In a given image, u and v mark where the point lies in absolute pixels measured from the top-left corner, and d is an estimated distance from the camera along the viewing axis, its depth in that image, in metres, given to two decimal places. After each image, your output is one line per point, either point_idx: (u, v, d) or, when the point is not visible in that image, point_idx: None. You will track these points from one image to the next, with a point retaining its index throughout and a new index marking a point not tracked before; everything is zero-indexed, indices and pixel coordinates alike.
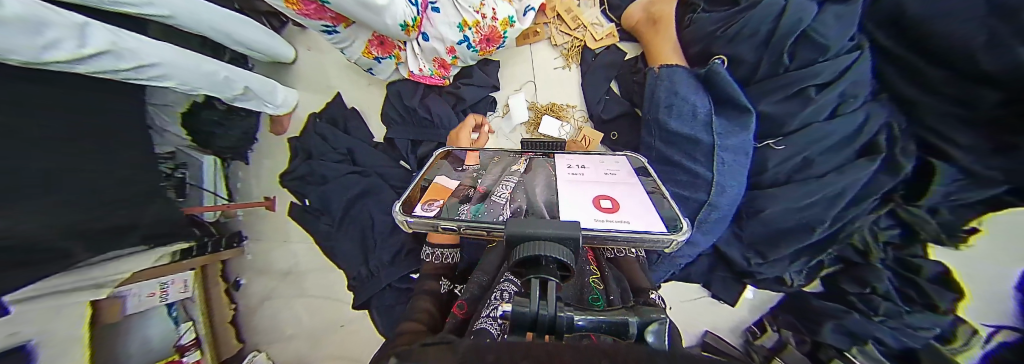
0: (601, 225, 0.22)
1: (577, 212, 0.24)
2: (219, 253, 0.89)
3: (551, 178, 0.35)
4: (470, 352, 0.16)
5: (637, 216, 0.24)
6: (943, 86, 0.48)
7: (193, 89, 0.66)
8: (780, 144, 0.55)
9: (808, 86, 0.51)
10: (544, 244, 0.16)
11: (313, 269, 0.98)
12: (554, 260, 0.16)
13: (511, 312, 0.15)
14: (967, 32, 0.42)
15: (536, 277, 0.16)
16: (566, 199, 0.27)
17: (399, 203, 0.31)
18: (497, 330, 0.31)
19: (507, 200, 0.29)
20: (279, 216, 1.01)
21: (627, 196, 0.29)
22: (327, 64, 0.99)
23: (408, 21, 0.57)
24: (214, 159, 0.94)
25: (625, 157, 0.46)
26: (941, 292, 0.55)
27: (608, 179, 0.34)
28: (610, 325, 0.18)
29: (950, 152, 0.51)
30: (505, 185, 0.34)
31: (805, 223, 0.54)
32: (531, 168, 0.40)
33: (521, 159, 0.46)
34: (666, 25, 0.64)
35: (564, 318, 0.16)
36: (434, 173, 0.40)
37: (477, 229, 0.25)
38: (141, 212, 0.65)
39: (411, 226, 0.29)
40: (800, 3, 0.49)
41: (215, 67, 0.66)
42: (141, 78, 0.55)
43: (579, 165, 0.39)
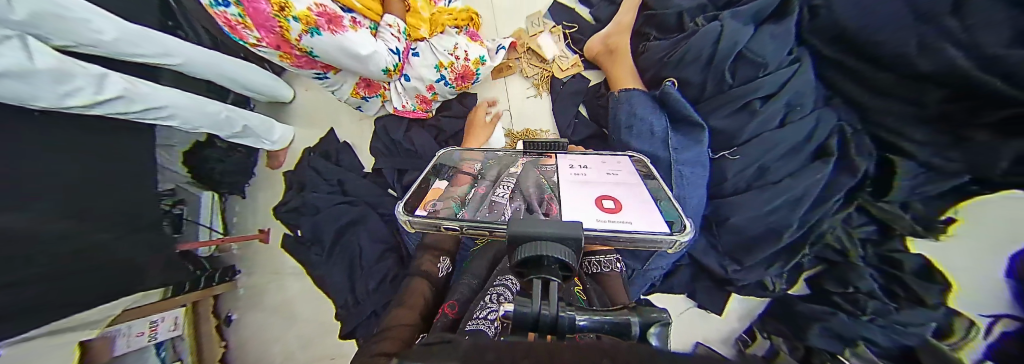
0: (603, 225, 0.23)
1: (580, 213, 0.25)
2: (212, 288, 0.91)
3: (544, 180, 0.37)
4: (473, 350, 0.13)
5: (638, 216, 0.25)
6: (894, 89, 0.53)
7: (195, 127, 0.72)
8: (734, 155, 0.58)
9: (752, 99, 0.56)
10: (545, 245, 0.17)
11: (304, 301, 0.98)
12: (554, 261, 0.17)
13: (512, 312, 0.14)
14: None
15: (538, 276, 0.16)
16: (570, 200, 0.29)
17: (402, 203, 0.32)
18: (494, 330, 0.34)
19: (507, 200, 0.31)
20: (272, 248, 1.03)
21: (629, 197, 0.31)
22: (322, 104, 1.06)
23: (390, 67, 0.65)
24: (213, 195, 0.99)
25: (627, 157, 0.50)
26: (927, 286, 0.55)
27: (611, 179, 0.36)
28: (612, 327, 0.17)
29: (907, 146, 0.56)
30: (503, 186, 0.36)
31: (773, 228, 0.55)
32: (526, 170, 0.42)
33: (519, 160, 0.48)
34: (622, 55, 0.70)
35: (566, 318, 0.15)
36: (433, 177, 0.42)
37: (479, 229, 0.26)
38: (151, 245, 0.69)
39: (413, 226, 0.29)
40: (733, 30, 0.56)
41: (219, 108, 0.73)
42: (150, 119, 0.62)
43: (583, 165, 0.43)
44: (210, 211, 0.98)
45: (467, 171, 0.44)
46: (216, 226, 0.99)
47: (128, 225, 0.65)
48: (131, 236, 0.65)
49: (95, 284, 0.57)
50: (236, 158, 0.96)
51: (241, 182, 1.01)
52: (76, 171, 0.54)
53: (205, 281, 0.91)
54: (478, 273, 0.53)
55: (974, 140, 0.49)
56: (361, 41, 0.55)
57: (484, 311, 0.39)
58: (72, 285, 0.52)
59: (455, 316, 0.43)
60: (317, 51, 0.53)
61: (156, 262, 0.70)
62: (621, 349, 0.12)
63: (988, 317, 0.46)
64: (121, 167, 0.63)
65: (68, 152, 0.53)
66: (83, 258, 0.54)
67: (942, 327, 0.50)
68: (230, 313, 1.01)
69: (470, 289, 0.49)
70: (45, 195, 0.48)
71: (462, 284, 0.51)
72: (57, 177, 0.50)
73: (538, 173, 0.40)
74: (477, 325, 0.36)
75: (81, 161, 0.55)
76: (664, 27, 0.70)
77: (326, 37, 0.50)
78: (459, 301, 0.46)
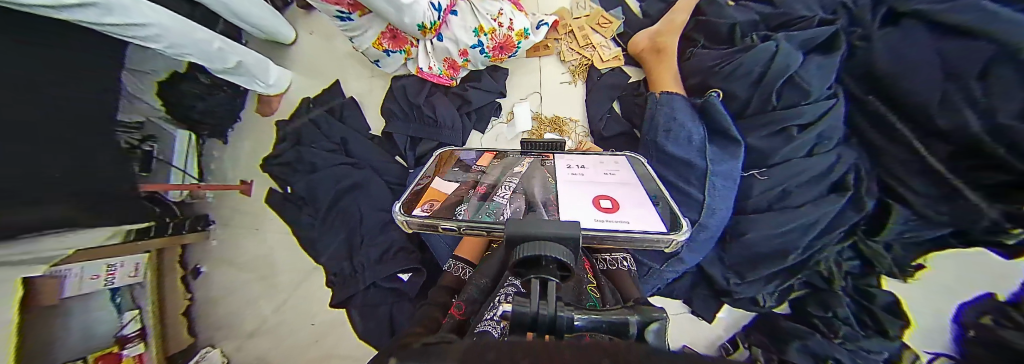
0: (601, 225, 0.22)
1: (578, 212, 0.24)
2: (180, 236, 0.82)
3: (547, 178, 0.35)
4: (469, 350, 0.14)
5: (636, 216, 0.25)
6: (906, 138, 0.56)
7: (180, 55, 0.60)
8: (763, 175, 0.60)
9: (791, 124, 0.58)
10: (547, 244, 0.16)
11: (288, 261, 0.91)
12: (554, 261, 0.16)
13: (511, 311, 0.15)
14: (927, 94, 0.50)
15: (536, 277, 0.16)
16: (568, 199, 0.28)
17: (398, 204, 0.30)
18: (498, 332, 0.31)
19: (507, 200, 0.29)
20: (254, 202, 0.95)
21: (627, 197, 0.30)
22: (327, 52, 0.96)
23: (426, 24, 0.58)
24: (188, 134, 0.86)
25: (624, 157, 0.48)
26: (892, 319, 0.61)
27: (606, 179, 0.35)
28: (611, 327, 0.18)
29: (905, 195, 0.58)
30: (505, 186, 0.33)
31: (780, 249, 0.58)
32: (532, 169, 0.40)
33: (523, 159, 0.46)
34: (669, 55, 0.70)
35: (565, 318, 0.15)
36: (434, 176, 0.39)
37: (477, 229, 0.24)
38: (105, 180, 0.59)
39: (410, 226, 0.28)
40: (788, 54, 0.57)
41: (210, 36, 0.62)
42: (126, 36, 0.51)
43: (579, 165, 0.41)
44: (184, 151, 0.85)
45: (475, 167, 0.43)
46: (191, 171, 0.88)
47: (86, 152, 0.55)
48: (88, 170, 0.55)
49: (47, 220, 0.49)
50: (218, 97, 0.84)
51: (222, 125, 0.89)
52: (49, 86, 0.45)
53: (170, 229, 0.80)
54: (487, 271, 0.50)
55: (963, 199, 0.53)
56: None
57: (490, 312, 0.37)
58: (24, 217, 0.44)
59: (462, 317, 0.41)
60: None
61: (103, 201, 0.61)
62: (628, 349, 0.11)
63: (930, 354, 0.59)
64: (91, 78, 0.52)
65: (39, 61, 0.43)
66: (38, 186, 0.46)
67: (893, 356, 0.59)
68: (199, 265, 0.93)
69: (478, 290, 0.47)
70: (11, 110, 0.40)
71: (472, 283, 0.49)
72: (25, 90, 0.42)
73: (542, 171, 0.38)
74: (484, 326, 0.34)
75: (54, 70, 0.45)
76: (716, 38, 0.71)
77: None
78: (467, 301, 0.45)
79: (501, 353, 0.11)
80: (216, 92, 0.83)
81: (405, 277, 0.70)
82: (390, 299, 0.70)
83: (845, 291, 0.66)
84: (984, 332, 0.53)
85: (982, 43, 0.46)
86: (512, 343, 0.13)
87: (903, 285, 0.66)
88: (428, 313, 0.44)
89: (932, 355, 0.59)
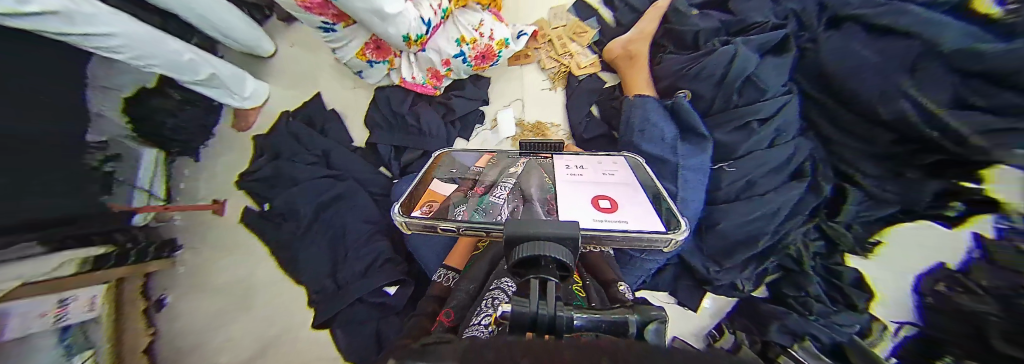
0: (601, 225, 0.24)
1: (577, 212, 0.26)
2: (145, 264, 0.75)
3: (545, 178, 0.36)
4: (470, 349, 0.14)
5: (635, 216, 0.26)
6: (852, 127, 0.64)
7: (150, 66, 0.59)
8: (731, 166, 0.65)
9: (751, 120, 0.64)
10: (546, 244, 0.18)
11: (267, 282, 0.87)
12: (553, 261, 0.17)
13: (511, 311, 0.15)
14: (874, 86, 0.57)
15: (537, 277, 0.17)
16: (568, 199, 0.29)
17: (398, 206, 0.31)
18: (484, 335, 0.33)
19: (504, 200, 0.30)
20: (228, 222, 0.90)
21: (626, 197, 0.31)
22: (311, 67, 0.95)
23: (412, 36, 0.60)
24: (155, 152, 0.81)
25: (622, 157, 0.49)
26: (859, 293, 0.66)
27: (605, 179, 0.36)
28: (611, 326, 0.19)
29: (860, 180, 0.66)
30: (502, 186, 0.33)
31: (752, 235, 0.63)
32: (528, 169, 0.40)
33: (518, 160, 0.46)
34: (641, 61, 0.76)
35: (565, 318, 0.16)
36: (433, 177, 0.40)
37: (476, 230, 0.26)
38: (30, 183, 0.49)
39: (409, 227, 0.30)
40: (745, 55, 0.63)
41: (181, 48, 0.61)
42: (91, 46, 0.49)
43: (577, 165, 0.42)
44: (149, 169, 0.80)
45: (472, 168, 0.43)
46: (157, 191, 0.83)
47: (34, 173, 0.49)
48: (39, 189, 0.51)
49: None
50: (192, 112, 0.82)
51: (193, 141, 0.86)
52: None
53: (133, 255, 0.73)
54: (476, 276, 0.50)
55: (905, 176, 0.61)
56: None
57: (478, 317, 0.37)
58: None
59: (450, 324, 0.41)
60: None
61: (44, 226, 0.54)
62: (619, 348, 0.12)
63: (897, 323, 0.60)
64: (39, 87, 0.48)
65: None
66: None
67: (864, 328, 0.63)
68: (163, 295, 0.85)
69: (467, 295, 0.47)
70: None
71: (459, 288, 0.49)
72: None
73: (543, 171, 0.39)
74: (470, 332, 0.35)
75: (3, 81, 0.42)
76: (682, 43, 0.78)
77: None
78: (455, 308, 0.44)
79: (498, 350, 0.12)
80: (189, 106, 0.81)
81: (392, 291, 0.69)
82: (377, 315, 0.68)
83: (816, 271, 0.73)
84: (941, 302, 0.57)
85: (909, 42, 0.55)
86: (513, 342, 0.13)
87: (865, 262, 0.69)
88: (418, 324, 0.44)
89: (899, 324, 0.60)
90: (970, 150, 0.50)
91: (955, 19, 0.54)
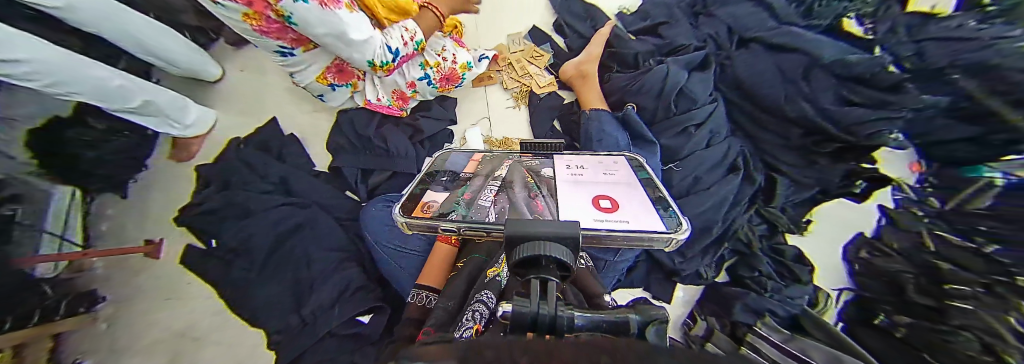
0: (601, 225, 0.23)
1: (578, 213, 0.26)
2: (54, 324, 0.62)
3: (530, 179, 0.36)
4: (471, 347, 0.14)
5: (635, 216, 0.26)
6: (771, 125, 0.75)
7: (71, 95, 0.54)
8: (678, 166, 0.72)
9: (688, 125, 0.73)
10: (545, 244, 0.18)
11: (213, 330, 0.76)
12: (553, 260, 0.17)
13: (512, 311, 0.15)
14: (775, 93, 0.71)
15: (537, 276, 0.17)
16: (569, 200, 0.29)
17: (399, 207, 0.32)
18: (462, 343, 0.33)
19: (491, 202, 0.30)
20: (165, 264, 0.80)
21: (627, 196, 0.31)
22: (257, 88, 0.92)
23: (377, 61, 0.61)
24: (73, 190, 0.70)
25: (623, 157, 0.47)
26: (801, 267, 0.72)
27: (606, 179, 0.36)
28: (611, 326, 0.19)
29: (784, 170, 0.76)
30: (490, 189, 0.34)
31: (705, 225, 0.69)
32: (511, 172, 0.40)
33: (511, 161, 0.46)
34: (592, 80, 0.83)
35: (565, 317, 0.16)
36: (431, 178, 0.40)
37: (474, 230, 0.26)
38: None
39: (410, 227, 0.30)
40: (675, 74, 0.73)
41: (108, 75, 0.57)
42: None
43: (578, 165, 0.41)
44: (60, 211, 0.68)
45: (462, 173, 0.42)
46: (73, 237, 0.70)
47: None
48: None
49: None
50: (117, 143, 0.74)
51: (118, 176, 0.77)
52: None
53: (45, 311, 0.61)
54: (454, 294, 0.49)
55: (817, 163, 0.73)
56: (361, 21, 0.52)
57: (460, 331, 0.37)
58: None
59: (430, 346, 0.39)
60: (296, 19, 0.46)
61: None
62: (623, 346, 0.12)
63: (837, 290, 0.71)
64: None
65: None
66: None
67: (814, 296, 0.71)
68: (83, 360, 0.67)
69: (446, 312, 0.45)
70: None
71: (438, 306, 0.47)
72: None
73: (532, 173, 0.38)
74: None
75: None
76: (625, 63, 0.87)
77: (312, 7, 0.44)
78: (435, 326, 0.42)
79: (500, 350, 0.12)
80: (114, 137, 0.72)
81: (366, 319, 0.65)
82: (348, 349, 0.62)
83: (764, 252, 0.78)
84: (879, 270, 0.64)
85: (798, 56, 0.70)
86: (515, 344, 0.13)
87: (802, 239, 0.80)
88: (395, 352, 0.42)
89: (839, 290, 0.70)
90: (857, 136, 0.65)
91: (838, 35, 0.76)
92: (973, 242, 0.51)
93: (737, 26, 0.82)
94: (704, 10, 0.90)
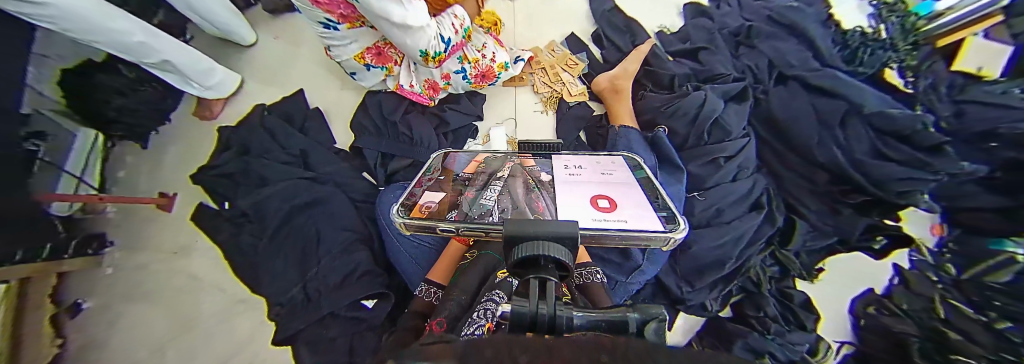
0: (599, 224, 0.22)
1: (577, 212, 0.24)
2: (58, 263, 0.62)
3: (531, 180, 0.34)
4: (462, 348, 0.14)
5: (636, 215, 0.24)
6: (797, 167, 0.74)
7: (87, 41, 0.52)
8: (702, 196, 0.71)
9: (719, 156, 0.72)
10: (546, 244, 0.17)
11: (210, 290, 0.76)
12: (552, 260, 0.17)
13: (511, 311, 0.15)
14: (810, 136, 0.70)
15: (537, 276, 0.16)
16: (564, 199, 0.27)
17: (398, 207, 0.30)
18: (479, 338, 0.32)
19: (495, 203, 0.29)
20: (171, 219, 0.79)
21: (625, 196, 0.29)
22: (289, 59, 0.90)
23: (430, 52, 0.58)
24: (94, 134, 0.71)
25: (621, 157, 0.47)
26: (807, 312, 0.72)
27: (606, 179, 0.34)
28: (610, 324, 0.18)
29: (806, 214, 0.74)
30: (491, 189, 0.33)
31: (719, 260, 0.68)
32: (513, 173, 0.38)
33: (510, 162, 0.44)
34: (625, 96, 0.82)
35: (564, 317, 0.16)
36: (423, 182, 0.39)
37: (474, 231, 0.25)
38: None
39: (408, 229, 0.28)
40: (713, 101, 0.72)
41: (134, 29, 0.55)
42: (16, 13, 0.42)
43: (577, 165, 0.39)
44: (83, 153, 0.70)
45: (461, 174, 0.40)
46: (90, 180, 0.72)
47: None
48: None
49: None
50: (147, 93, 0.72)
51: (144, 128, 0.77)
52: None
53: (54, 249, 0.62)
54: (467, 287, 0.49)
55: (841, 214, 0.72)
56: (417, 11, 0.48)
57: (471, 326, 0.36)
58: None
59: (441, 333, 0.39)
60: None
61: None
62: (617, 345, 0.11)
63: (839, 342, 0.71)
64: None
65: None
66: None
67: (813, 346, 0.69)
68: (81, 300, 0.72)
69: (459, 306, 0.45)
70: None
71: (450, 300, 0.47)
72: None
73: (531, 174, 0.36)
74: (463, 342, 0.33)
75: None
76: (659, 84, 0.85)
77: None
78: (448, 318, 0.42)
79: (497, 349, 0.11)
80: (143, 87, 0.71)
81: (369, 304, 0.64)
82: (348, 331, 0.63)
83: (772, 293, 0.75)
84: (882, 329, 0.65)
85: (836, 102, 0.70)
86: (509, 340, 0.12)
87: (812, 286, 0.78)
88: (401, 339, 0.42)
89: (840, 343, 0.71)
90: (889, 192, 0.66)
91: (880, 84, 0.79)
92: (984, 315, 0.54)
93: (779, 61, 0.80)
94: (747, 40, 0.85)
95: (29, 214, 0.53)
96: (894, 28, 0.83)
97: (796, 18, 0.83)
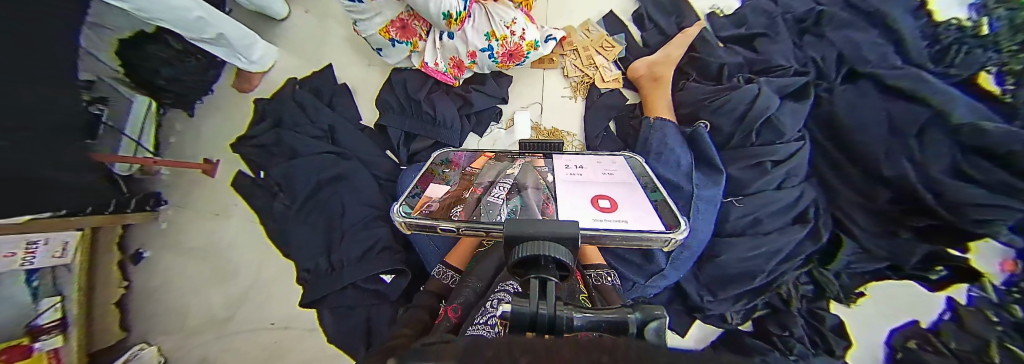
0: (599, 224, 0.20)
1: (574, 211, 0.22)
2: (125, 215, 0.70)
3: (541, 179, 0.32)
4: (454, 351, 0.13)
5: (637, 216, 0.22)
6: (854, 182, 0.66)
7: (152, 18, 0.53)
8: (740, 202, 0.66)
9: (766, 160, 0.65)
10: (544, 244, 0.15)
11: (246, 249, 0.82)
12: (553, 260, 0.15)
13: (510, 312, 0.14)
14: (875, 147, 0.62)
15: (537, 277, 0.14)
16: (564, 200, 0.25)
17: (399, 206, 0.29)
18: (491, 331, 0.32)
19: (502, 201, 0.27)
20: (215, 184, 0.85)
21: (628, 195, 0.27)
22: (321, 34, 0.90)
23: (452, 13, 0.57)
24: (147, 100, 0.75)
25: (622, 156, 0.43)
26: (838, 339, 0.68)
27: (608, 179, 0.31)
28: (611, 325, 0.17)
29: (854, 230, 0.67)
30: (500, 186, 0.31)
31: (748, 272, 0.64)
32: (523, 171, 0.36)
33: (513, 161, 0.41)
34: (665, 84, 0.75)
35: (564, 317, 0.15)
36: (433, 179, 0.37)
37: (475, 230, 0.23)
38: None
39: (409, 227, 0.27)
40: (768, 98, 0.65)
41: (193, 5, 0.55)
42: None
43: (577, 165, 0.37)
44: (139, 118, 0.75)
45: (467, 169, 0.40)
46: (145, 144, 0.78)
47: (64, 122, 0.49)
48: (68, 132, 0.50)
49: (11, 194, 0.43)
50: (193, 65, 0.75)
51: (191, 97, 0.81)
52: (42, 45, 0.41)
53: (119, 204, 0.69)
54: (483, 275, 0.49)
55: (899, 236, 0.64)
56: None
57: (484, 316, 0.36)
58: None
59: (456, 320, 0.40)
60: None
61: (69, 175, 0.52)
62: (619, 346, 0.10)
63: None
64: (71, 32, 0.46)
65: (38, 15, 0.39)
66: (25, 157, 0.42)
67: None
68: (141, 250, 0.81)
69: (474, 294, 0.46)
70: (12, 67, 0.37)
71: (465, 287, 0.47)
72: (20, 27, 0.36)
73: (536, 174, 0.34)
74: (477, 331, 0.33)
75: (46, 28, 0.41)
76: (705, 73, 0.77)
77: None
78: (463, 305, 0.43)
79: (490, 355, 0.10)
80: (187, 59, 0.73)
81: (387, 279, 0.67)
82: (368, 301, 0.66)
83: (801, 312, 0.71)
84: None
85: (915, 107, 0.60)
86: (504, 341, 0.11)
87: (846, 310, 0.73)
88: (413, 316, 0.44)
89: None
90: (963, 219, 0.57)
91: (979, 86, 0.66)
92: None
93: (851, 55, 0.69)
94: (815, 28, 0.75)
95: (93, 172, 0.59)
96: (1000, 24, 0.67)
97: (880, 4, 0.71)
